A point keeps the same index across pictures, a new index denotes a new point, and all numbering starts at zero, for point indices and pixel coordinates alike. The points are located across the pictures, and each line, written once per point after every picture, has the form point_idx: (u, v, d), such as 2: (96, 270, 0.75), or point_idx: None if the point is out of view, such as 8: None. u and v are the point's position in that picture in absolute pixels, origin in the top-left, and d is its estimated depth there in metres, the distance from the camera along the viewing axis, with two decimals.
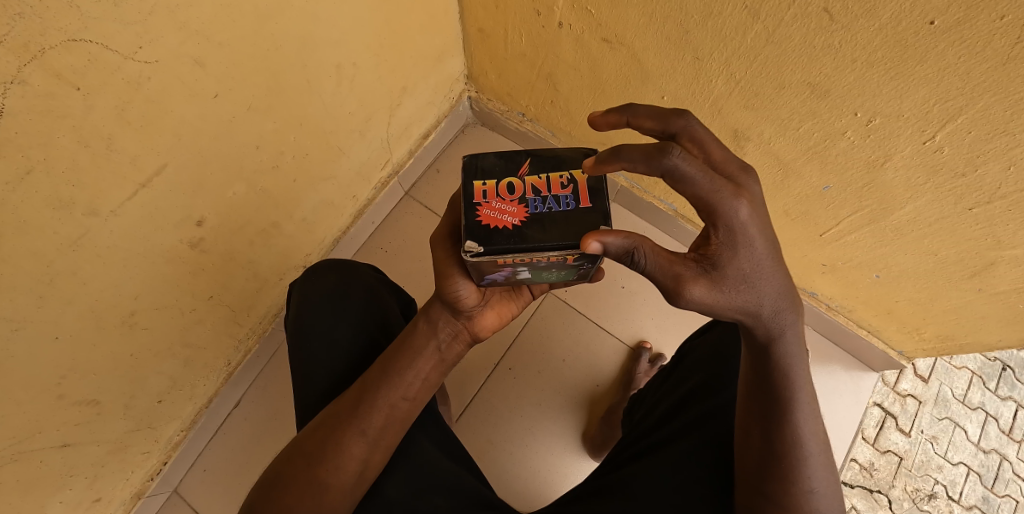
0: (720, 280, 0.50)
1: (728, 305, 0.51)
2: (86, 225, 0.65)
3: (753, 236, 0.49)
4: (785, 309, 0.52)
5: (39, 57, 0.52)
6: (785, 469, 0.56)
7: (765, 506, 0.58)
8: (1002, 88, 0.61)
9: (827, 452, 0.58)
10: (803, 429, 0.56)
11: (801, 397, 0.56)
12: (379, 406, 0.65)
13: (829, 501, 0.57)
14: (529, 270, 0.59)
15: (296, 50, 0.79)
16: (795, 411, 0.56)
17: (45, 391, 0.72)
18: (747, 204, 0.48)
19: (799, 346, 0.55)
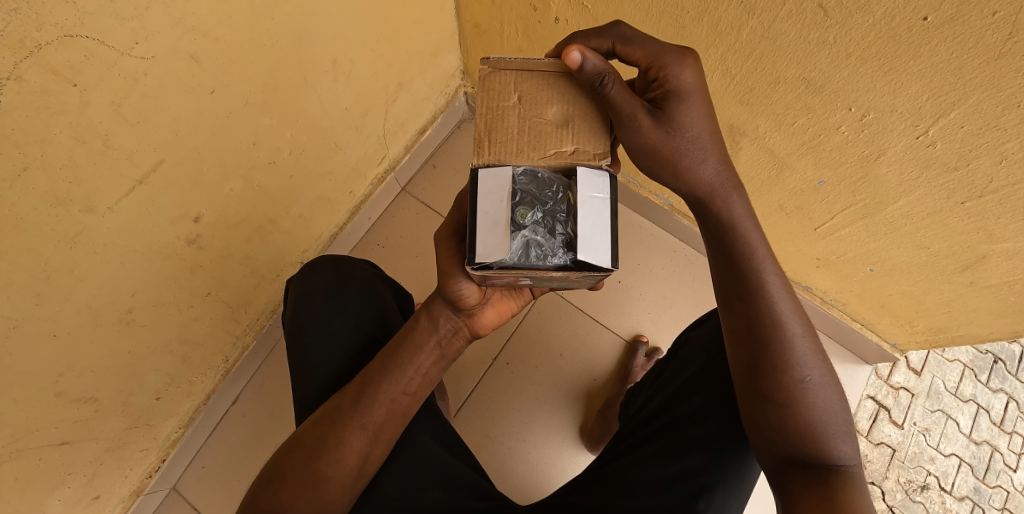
0: (665, 123, 0.58)
1: (672, 148, 0.59)
2: (84, 222, 0.65)
3: (693, 97, 0.58)
4: (719, 173, 0.61)
5: (35, 52, 0.52)
6: (768, 346, 0.60)
7: (762, 404, 0.59)
8: (994, 84, 0.62)
9: (809, 335, 0.61)
10: (778, 305, 0.61)
11: (765, 270, 0.62)
12: (380, 400, 0.66)
13: (822, 385, 0.59)
14: (531, 280, 0.58)
15: (292, 46, 0.79)
16: (764, 285, 0.61)
17: (42, 389, 0.72)
18: (690, 66, 0.57)
19: (747, 219, 0.62)
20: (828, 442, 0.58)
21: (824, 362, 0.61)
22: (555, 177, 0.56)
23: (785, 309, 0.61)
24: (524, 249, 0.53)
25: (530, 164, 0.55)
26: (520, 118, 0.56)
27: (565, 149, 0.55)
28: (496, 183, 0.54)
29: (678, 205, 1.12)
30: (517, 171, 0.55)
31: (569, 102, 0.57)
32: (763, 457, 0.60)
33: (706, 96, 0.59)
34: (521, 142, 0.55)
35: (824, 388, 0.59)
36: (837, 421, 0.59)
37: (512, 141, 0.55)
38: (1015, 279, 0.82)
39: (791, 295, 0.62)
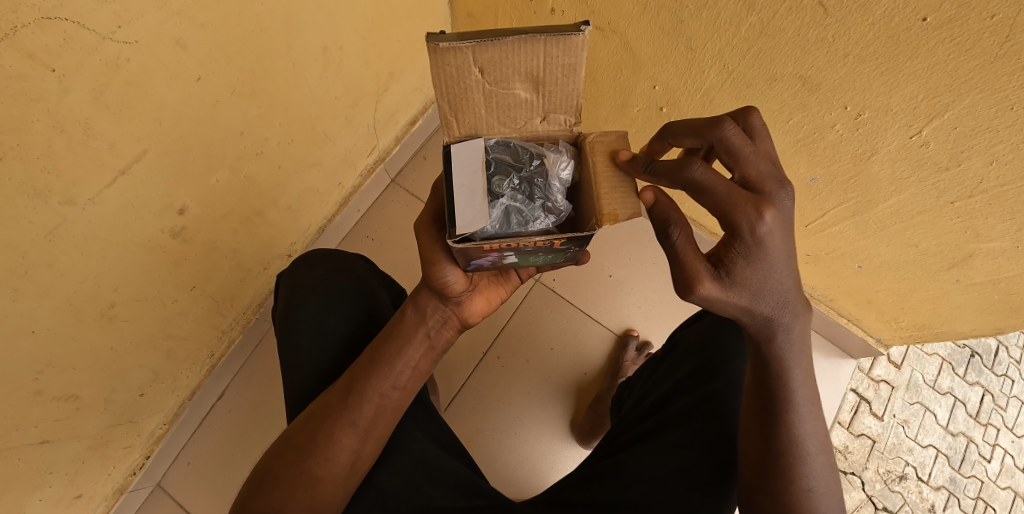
0: (731, 280, 0.51)
1: (739, 304, 0.52)
2: (63, 214, 0.62)
3: (767, 253, 0.50)
4: (784, 310, 0.53)
5: (11, 35, 0.49)
6: (781, 464, 0.57)
7: (762, 499, 0.59)
8: (988, 86, 0.62)
9: (826, 451, 0.59)
10: (800, 428, 0.57)
11: (799, 397, 0.57)
12: (370, 395, 0.65)
13: (829, 499, 0.58)
14: (516, 256, 0.59)
15: (281, 33, 0.76)
16: (794, 410, 0.57)
17: (21, 387, 0.69)
18: (768, 219, 0.49)
19: (798, 353, 0.56)
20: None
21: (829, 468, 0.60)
22: (528, 145, 0.63)
23: (808, 431, 0.57)
24: (506, 215, 0.60)
25: (502, 136, 0.62)
26: (485, 94, 0.57)
27: (535, 118, 0.60)
28: (471, 155, 0.59)
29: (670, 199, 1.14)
30: (490, 143, 0.62)
31: (535, 70, 0.55)
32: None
33: (783, 249, 0.50)
34: (492, 117, 0.60)
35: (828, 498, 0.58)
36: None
37: (480, 117, 0.59)
38: (999, 277, 0.84)
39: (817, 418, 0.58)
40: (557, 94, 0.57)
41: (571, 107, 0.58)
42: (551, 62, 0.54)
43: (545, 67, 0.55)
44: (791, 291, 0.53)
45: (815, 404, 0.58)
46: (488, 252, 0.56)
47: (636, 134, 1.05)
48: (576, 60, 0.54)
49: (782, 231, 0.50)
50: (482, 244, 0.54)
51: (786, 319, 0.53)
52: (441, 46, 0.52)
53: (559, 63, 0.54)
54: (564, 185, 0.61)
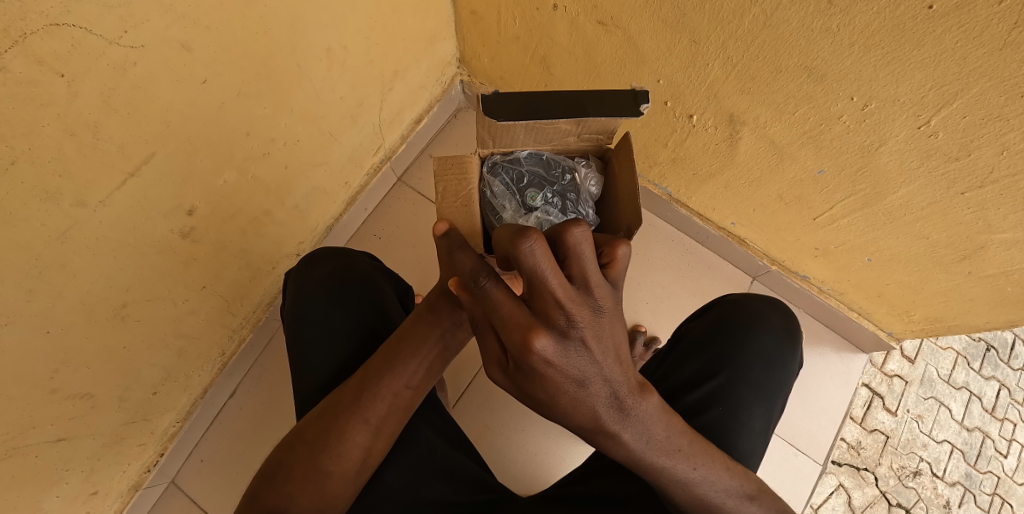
0: (518, 385, 0.46)
1: (532, 404, 0.47)
2: (75, 216, 0.63)
3: (550, 377, 0.43)
4: (613, 401, 0.45)
5: (20, 41, 0.50)
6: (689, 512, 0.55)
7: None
8: (998, 74, 0.61)
9: (734, 483, 0.55)
10: (696, 488, 0.53)
11: (668, 465, 0.50)
12: (383, 395, 0.65)
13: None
14: None
15: (285, 34, 0.77)
16: (671, 482, 0.51)
17: (37, 385, 0.71)
18: (541, 349, 0.41)
19: (645, 437, 0.48)
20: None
21: (757, 498, 0.56)
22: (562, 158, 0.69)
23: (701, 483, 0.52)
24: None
25: (535, 150, 0.75)
26: (531, 130, 0.66)
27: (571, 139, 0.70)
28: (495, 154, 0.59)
29: (675, 195, 1.14)
30: (524, 157, 0.75)
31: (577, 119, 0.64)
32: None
33: (574, 370, 0.43)
34: (532, 141, 0.70)
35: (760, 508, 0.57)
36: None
37: (522, 140, 0.70)
38: (1012, 269, 0.83)
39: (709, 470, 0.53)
40: (592, 128, 0.67)
41: (601, 136, 0.69)
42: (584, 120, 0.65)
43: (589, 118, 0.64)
44: (616, 380, 0.44)
45: (697, 456, 0.52)
46: None
47: (642, 129, 1.04)
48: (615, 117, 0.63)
49: (565, 356, 0.42)
50: None
51: (615, 416, 0.46)
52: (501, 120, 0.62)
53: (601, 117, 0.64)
54: (590, 197, 0.75)
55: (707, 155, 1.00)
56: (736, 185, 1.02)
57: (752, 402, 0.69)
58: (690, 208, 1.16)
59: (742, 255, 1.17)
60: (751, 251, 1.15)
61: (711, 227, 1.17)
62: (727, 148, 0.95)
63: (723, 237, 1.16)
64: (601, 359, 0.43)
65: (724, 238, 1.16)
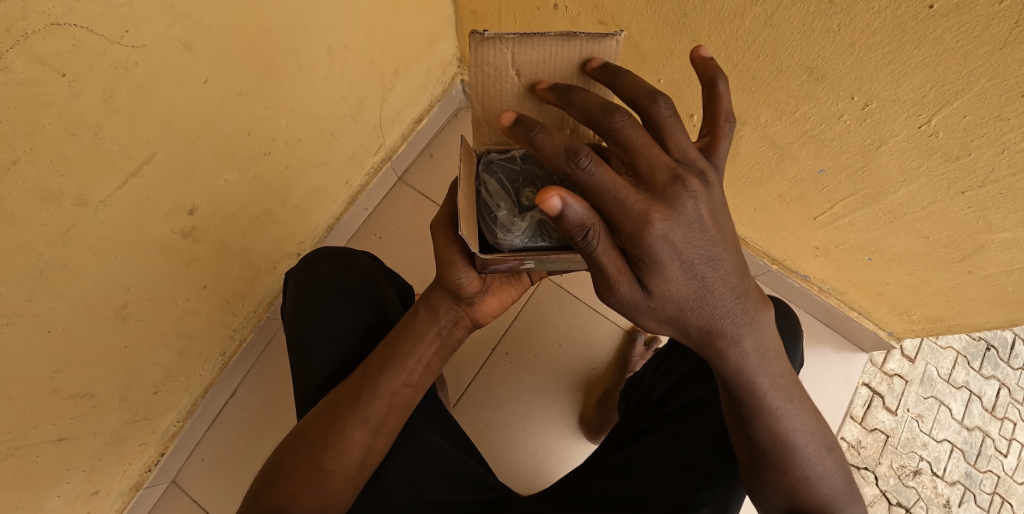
0: (647, 283, 0.47)
1: (659, 310, 0.49)
2: (76, 216, 0.64)
3: (671, 256, 0.46)
4: (732, 309, 0.49)
5: (22, 41, 0.50)
6: (775, 456, 0.56)
7: (763, 492, 0.58)
8: (998, 73, 0.61)
9: (816, 434, 0.57)
10: (786, 425, 0.55)
11: (770, 396, 0.53)
12: (382, 392, 0.65)
13: (835, 479, 0.57)
14: (533, 263, 0.59)
15: (286, 33, 0.77)
16: (768, 413, 0.54)
17: (38, 385, 0.71)
18: (659, 220, 0.45)
19: (758, 360, 0.52)
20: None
21: (832, 450, 0.58)
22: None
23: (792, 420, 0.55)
24: (538, 225, 0.60)
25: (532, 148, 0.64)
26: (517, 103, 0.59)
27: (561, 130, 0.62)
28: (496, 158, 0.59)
29: None
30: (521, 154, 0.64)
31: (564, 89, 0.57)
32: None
33: (694, 250, 0.46)
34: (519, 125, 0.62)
35: (834, 471, 0.57)
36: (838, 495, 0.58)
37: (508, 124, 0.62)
38: (1013, 268, 0.83)
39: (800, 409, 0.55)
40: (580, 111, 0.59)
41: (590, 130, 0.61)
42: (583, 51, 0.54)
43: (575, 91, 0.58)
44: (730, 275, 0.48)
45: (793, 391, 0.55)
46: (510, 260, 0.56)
47: None
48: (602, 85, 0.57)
49: (681, 232, 0.46)
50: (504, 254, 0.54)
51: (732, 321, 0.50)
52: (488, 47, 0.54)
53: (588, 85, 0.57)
54: None
55: None
56: (737, 185, 1.02)
57: None
58: None
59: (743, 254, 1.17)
60: (751, 250, 1.16)
61: None
62: (729, 147, 0.95)
63: None
64: (713, 241, 0.47)
65: None
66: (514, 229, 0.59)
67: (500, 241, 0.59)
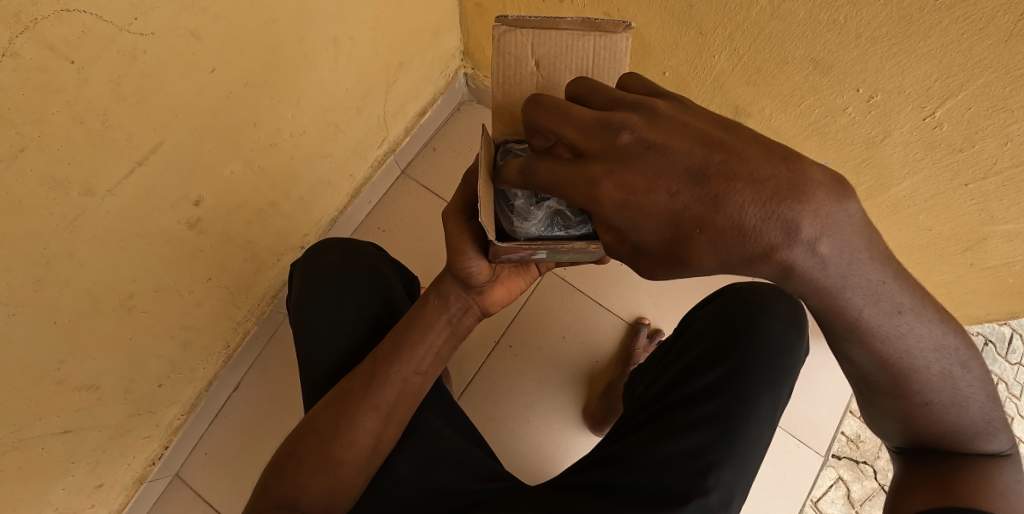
0: (672, 260, 0.39)
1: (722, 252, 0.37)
2: (83, 205, 0.63)
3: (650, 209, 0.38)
4: (784, 214, 0.35)
5: (30, 27, 0.50)
6: (887, 396, 0.48)
7: (873, 416, 0.53)
8: (1004, 65, 0.61)
9: (948, 352, 0.45)
10: (901, 350, 0.44)
11: (878, 313, 0.41)
12: (392, 380, 0.65)
13: (957, 406, 0.48)
14: (545, 253, 0.59)
15: (292, 24, 0.77)
16: (881, 333, 0.43)
17: (44, 376, 0.71)
18: (604, 188, 0.39)
19: (851, 246, 0.37)
20: (951, 443, 0.51)
21: (970, 364, 0.46)
22: None
23: (916, 339, 0.43)
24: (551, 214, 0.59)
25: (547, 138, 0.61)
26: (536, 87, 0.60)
27: None
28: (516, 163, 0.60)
29: None
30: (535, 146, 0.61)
31: (582, 70, 0.59)
32: (881, 436, 0.56)
33: (662, 202, 0.37)
34: None
35: (970, 393, 0.48)
36: (962, 432, 0.50)
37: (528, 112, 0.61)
38: (1014, 261, 0.84)
39: (925, 328, 0.43)
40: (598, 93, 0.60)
41: None
42: (585, 44, 0.58)
43: (593, 70, 0.59)
44: (772, 204, 0.35)
45: (906, 299, 0.41)
46: (523, 249, 0.55)
47: None
48: (618, 65, 0.58)
49: (637, 184, 0.38)
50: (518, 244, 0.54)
51: (792, 231, 0.35)
52: (508, 22, 0.56)
53: (605, 65, 0.58)
54: None
55: None
56: None
57: (761, 389, 0.68)
58: None
59: None
60: None
61: None
62: None
63: None
64: (695, 199, 0.36)
65: None
66: (528, 218, 0.58)
67: (517, 229, 0.58)
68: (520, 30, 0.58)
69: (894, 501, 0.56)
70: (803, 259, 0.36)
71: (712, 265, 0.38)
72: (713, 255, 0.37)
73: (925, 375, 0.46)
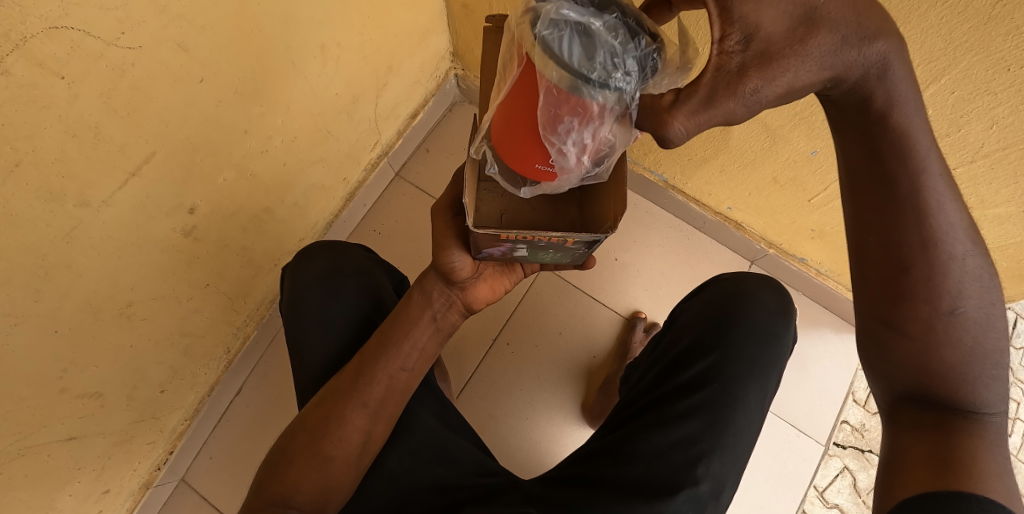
0: (778, 56, 0.41)
1: (829, 43, 0.41)
2: (78, 216, 0.65)
3: None
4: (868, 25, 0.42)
5: (20, 45, 0.51)
6: (916, 302, 0.51)
7: (890, 350, 0.54)
8: (984, 48, 0.62)
9: (974, 247, 0.50)
10: (939, 225, 0.48)
11: (931, 169, 0.47)
12: (379, 378, 0.67)
13: (980, 321, 0.51)
14: (526, 249, 0.62)
15: (280, 31, 0.78)
16: (929, 193, 0.48)
17: (47, 385, 0.72)
18: None
19: (909, 90, 0.46)
20: (967, 381, 0.51)
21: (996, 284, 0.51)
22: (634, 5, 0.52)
23: (949, 216, 0.48)
24: (586, 43, 0.49)
25: None
26: None
27: None
28: None
29: (672, 181, 1.12)
30: None
31: None
32: (885, 382, 0.56)
33: None
34: None
35: (993, 305, 0.51)
36: (987, 356, 0.51)
37: None
38: (1007, 243, 0.84)
39: (962, 208, 0.49)
40: None
41: None
42: None
43: None
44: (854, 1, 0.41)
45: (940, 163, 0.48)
46: (502, 239, 0.58)
47: None
48: None
49: None
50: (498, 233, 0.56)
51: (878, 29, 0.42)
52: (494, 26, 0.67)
53: None
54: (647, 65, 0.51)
55: (699, 141, 0.96)
56: (730, 169, 0.99)
57: (746, 379, 0.68)
58: (687, 193, 1.13)
59: (739, 239, 1.15)
60: (748, 235, 1.13)
61: (708, 213, 1.15)
62: (720, 133, 0.91)
63: (720, 222, 1.14)
64: None
65: (721, 222, 1.15)
66: (558, 39, 0.49)
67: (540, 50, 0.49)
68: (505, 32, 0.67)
69: (902, 452, 0.53)
70: (879, 56, 0.43)
71: (821, 52, 0.41)
72: (833, 34, 0.41)
73: (953, 263, 0.49)
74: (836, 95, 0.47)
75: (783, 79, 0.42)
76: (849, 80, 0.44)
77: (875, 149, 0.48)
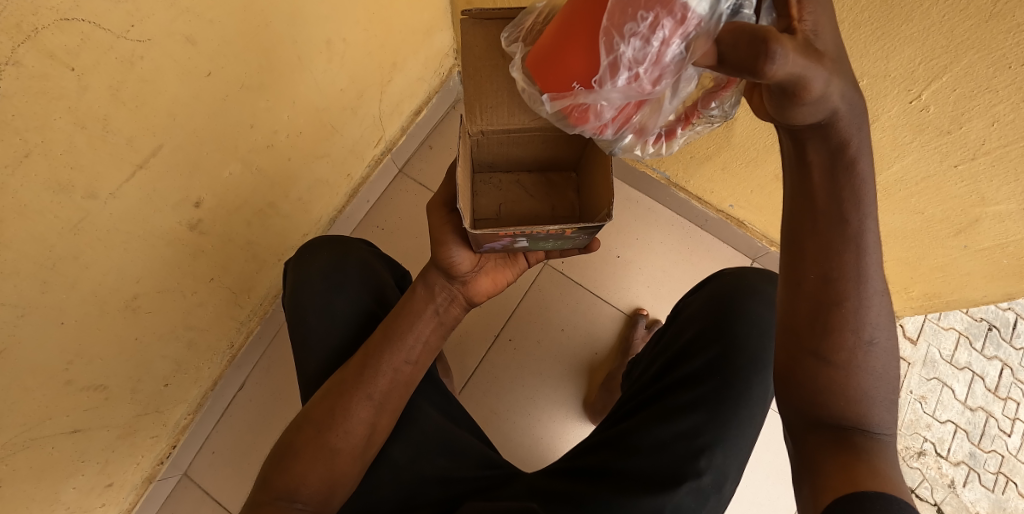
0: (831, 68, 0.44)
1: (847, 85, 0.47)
2: (86, 208, 0.65)
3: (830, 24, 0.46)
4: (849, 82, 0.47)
5: (31, 37, 0.52)
6: (840, 324, 0.52)
7: (806, 370, 0.54)
8: (986, 46, 0.62)
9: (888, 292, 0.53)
10: (866, 260, 0.51)
11: (866, 206, 0.51)
12: (383, 370, 0.67)
13: (889, 359, 0.53)
14: (526, 241, 0.63)
15: (286, 26, 0.79)
16: (855, 227, 0.51)
17: (53, 376, 0.73)
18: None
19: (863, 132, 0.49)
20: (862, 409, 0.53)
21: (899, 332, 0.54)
22: None
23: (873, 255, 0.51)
24: None
25: None
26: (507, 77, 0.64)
27: None
28: None
29: (674, 179, 1.13)
30: None
31: None
32: (791, 402, 0.56)
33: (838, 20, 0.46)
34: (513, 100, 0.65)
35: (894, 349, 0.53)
36: (886, 389, 0.53)
37: (501, 101, 0.65)
38: (1007, 241, 0.84)
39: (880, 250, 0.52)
40: None
41: None
42: None
43: None
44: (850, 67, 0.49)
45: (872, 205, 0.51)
46: (502, 235, 0.58)
47: None
48: None
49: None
50: (495, 231, 0.57)
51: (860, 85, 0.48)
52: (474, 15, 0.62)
53: None
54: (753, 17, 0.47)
55: (702, 139, 0.96)
56: (732, 167, 0.99)
57: (750, 372, 0.69)
58: (689, 191, 1.14)
59: (741, 237, 1.16)
60: (750, 232, 1.14)
61: (710, 210, 1.16)
62: (723, 131, 0.91)
63: (721, 219, 1.15)
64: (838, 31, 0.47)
65: (722, 220, 1.15)
66: None
67: None
68: (485, 21, 0.63)
69: (811, 469, 0.53)
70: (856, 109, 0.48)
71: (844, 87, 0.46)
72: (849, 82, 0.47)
73: (869, 296, 0.52)
74: (801, 130, 0.50)
75: (832, 88, 0.45)
76: (839, 122, 0.48)
77: (833, 183, 0.51)
